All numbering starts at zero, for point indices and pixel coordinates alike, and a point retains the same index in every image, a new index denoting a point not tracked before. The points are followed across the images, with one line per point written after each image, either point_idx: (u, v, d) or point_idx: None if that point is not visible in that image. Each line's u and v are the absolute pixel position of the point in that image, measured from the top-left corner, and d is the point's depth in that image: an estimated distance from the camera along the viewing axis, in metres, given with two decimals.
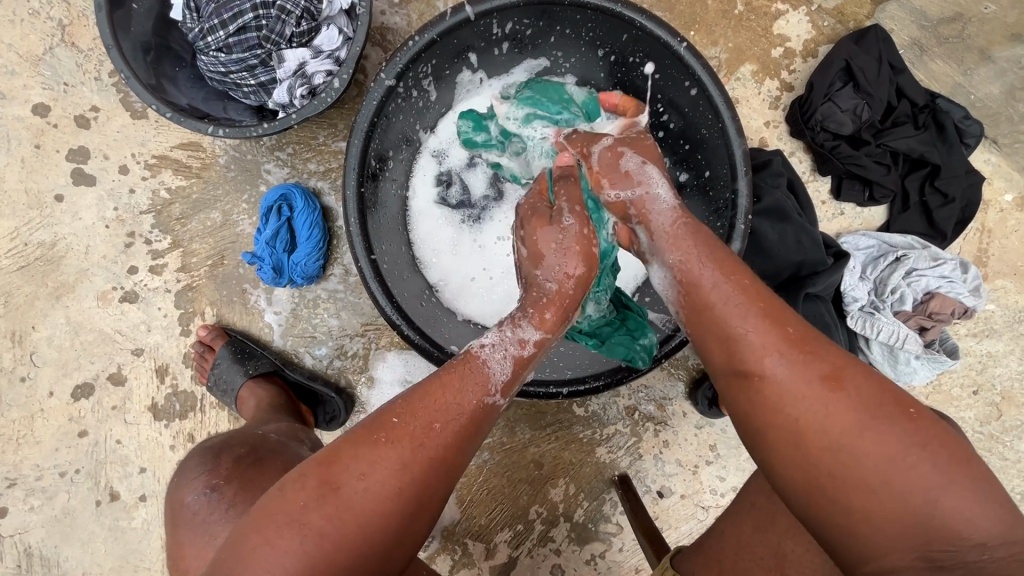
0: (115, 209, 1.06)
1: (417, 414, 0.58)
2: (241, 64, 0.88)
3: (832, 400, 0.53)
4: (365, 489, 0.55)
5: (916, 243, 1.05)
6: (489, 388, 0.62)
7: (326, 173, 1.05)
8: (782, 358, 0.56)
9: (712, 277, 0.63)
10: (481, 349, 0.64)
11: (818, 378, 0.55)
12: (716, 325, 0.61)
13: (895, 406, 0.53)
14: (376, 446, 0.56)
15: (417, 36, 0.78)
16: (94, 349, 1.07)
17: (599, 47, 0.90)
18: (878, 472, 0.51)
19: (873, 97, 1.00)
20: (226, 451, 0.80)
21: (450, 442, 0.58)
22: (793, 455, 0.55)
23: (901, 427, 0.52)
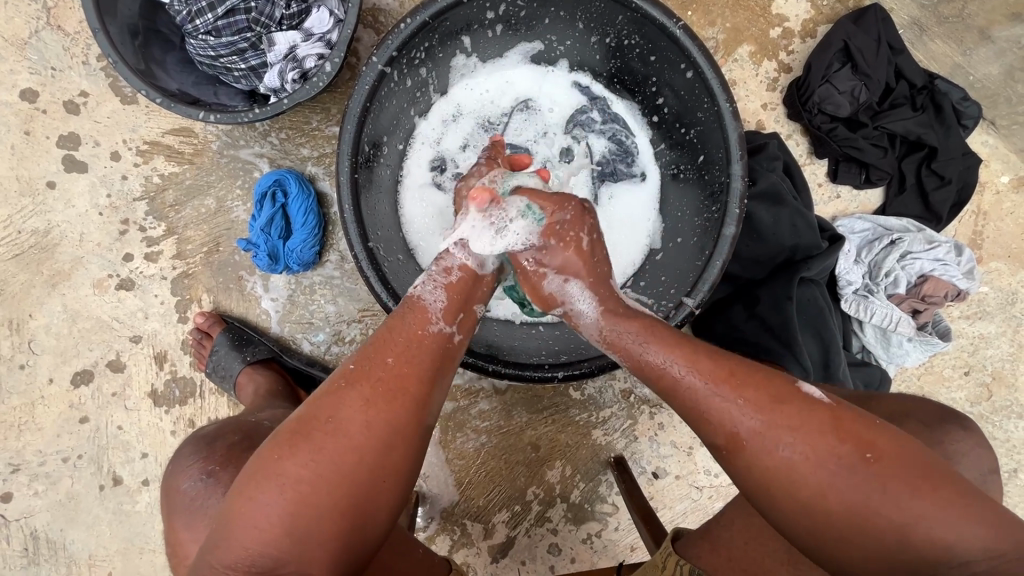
0: (108, 196, 1.05)
1: (377, 358, 0.62)
2: (231, 48, 0.87)
3: (802, 462, 0.55)
4: (338, 430, 0.58)
5: (911, 226, 1.05)
6: (428, 316, 0.66)
7: (320, 158, 1.05)
8: (747, 417, 0.57)
9: (661, 356, 0.63)
10: (416, 290, 0.70)
11: (788, 440, 0.55)
12: (679, 399, 0.61)
13: (864, 456, 0.53)
14: (342, 392, 0.60)
15: (409, 18, 0.77)
16: (92, 336, 1.07)
17: (595, 29, 0.88)
18: (862, 518, 0.53)
19: (871, 78, 1.00)
20: (221, 438, 0.80)
21: (411, 372, 0.62)
22: (793, 522, 0.56)
23: (875, 477, 0.53)
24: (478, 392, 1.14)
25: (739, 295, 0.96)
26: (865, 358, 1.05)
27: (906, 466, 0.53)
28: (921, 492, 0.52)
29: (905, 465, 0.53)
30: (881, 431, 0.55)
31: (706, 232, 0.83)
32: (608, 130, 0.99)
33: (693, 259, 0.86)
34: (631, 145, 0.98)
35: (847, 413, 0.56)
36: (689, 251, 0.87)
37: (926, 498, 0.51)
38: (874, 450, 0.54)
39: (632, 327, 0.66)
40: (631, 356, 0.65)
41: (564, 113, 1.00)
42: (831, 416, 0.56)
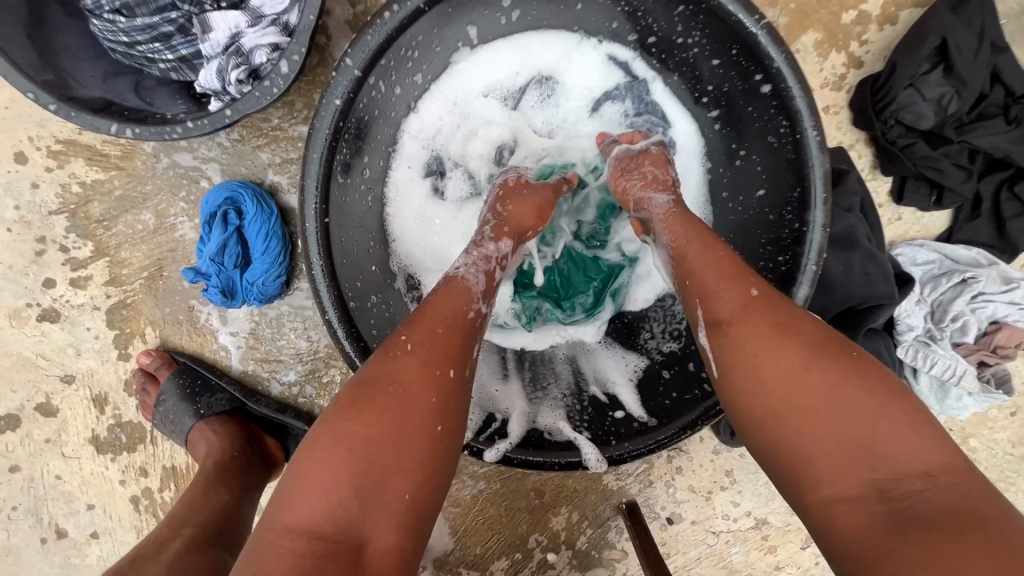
0: (16, 208, 0.84)
1: (420, 327, 0.52)
2: (151, 33, 0.65)
3: (769, 339, 0.49)
4: (397, 396, 0.48)
5: (981, 259, 0.92)
6: (472, 295, 0.57)
7: (283, 165, 0.84)
8: (716, 284, 0.53)
9: (684, 239, 0.58)
10: (459, 270, 0.59)
11: (738, 305, 0.52)
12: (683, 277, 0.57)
13: (775, 326, 0.50)
14: (385, 361, 0.50)
15: (397, 4, 0.58)
16: (14, 375, 0.90)
17: (645, 16, 0.69)
18: (778, 383, 0.48)
19: (966, 84, 0.80)
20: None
21: (454, 344, 0.52)
22: (736, 399, 0.51)
23: (784, 342, 0.49)
24: None
25: None
26: None
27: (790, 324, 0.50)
28: (798, 339, 0.49)
29: (807, 330, 0.50)
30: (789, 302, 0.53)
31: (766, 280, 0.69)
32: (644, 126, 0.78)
33: None
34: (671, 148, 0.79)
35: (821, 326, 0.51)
36: None
37: (817, 355, 0.48)
38: (782, 313, 0.51)
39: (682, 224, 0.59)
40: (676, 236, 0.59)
41: (591, 96, 0.81)
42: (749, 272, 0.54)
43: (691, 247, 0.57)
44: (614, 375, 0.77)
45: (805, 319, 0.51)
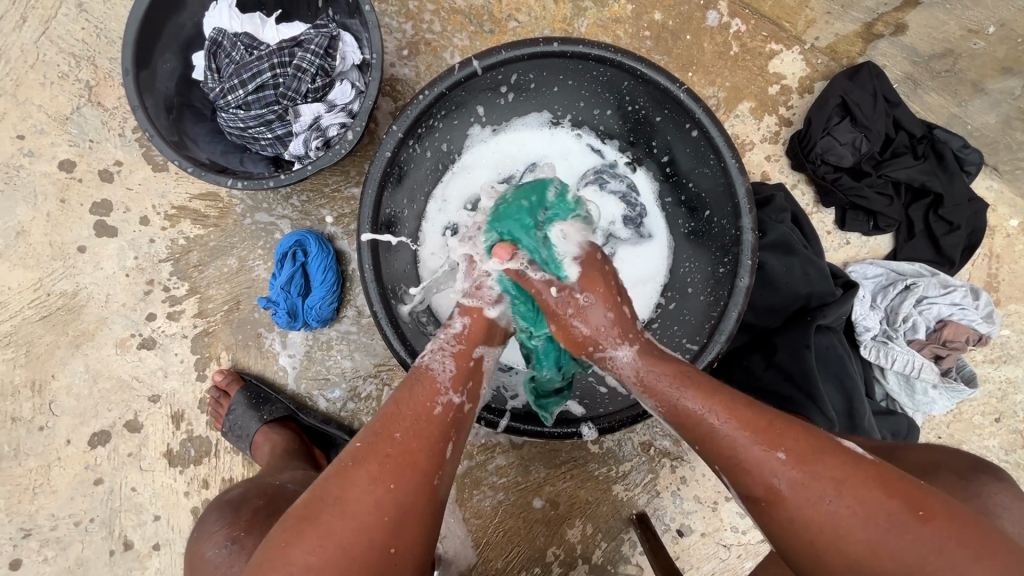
0: (135, 258, 1.09)
1: (382, 436, 0.61)
2: (260, 120, 0.93)
3: (847, 517, 0.52)
4: (346, 513, 0.56)
5: (924, 271, 1.06)
6: (439, 387, 0.65)
7: (340, 218, 1.08)
8: (743, 453, 0.57)
9: (703, 409, 0.60)
10: (425, 360, 0.68)
11: (784, 475, 0.55)
12: (714, 448, 0.59)
13: (830, 491, 0.54)
14: (348, 473, 0.58)
15: (427, 90, 0.80)
16: (112, 396, 1.08)
17: (599, 92, 0.91)
18: (850, 563, 0.52)
19: (871, 130, 1.02)
20: (246, 502, 0.82)
21: (420, 448, 0.60)
22: (806, 562, 0.55)
23: (837, 512, 0.53)
24: (496, 447, 1.11)
25: (757, 345, 0.97)
26: (890, 407, 1.03)
27: (807, 447, 0.57)
28: (859, 506, 0.53)
29: (836, 466, 0.55)
30: (786, 420, 0.59)
31: (720, 284, 0.85)
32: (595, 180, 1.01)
33: (708, 311, 0.86)
34: (642, 206, 1.00)
35: (894, 474, 0.54)
36: (701, 306, 0.88)
37: (862, 494, 0.53)
38: (827, 476, 0.54)
39: (669, 372, 0.64)
40: (667, 401, 0.63)
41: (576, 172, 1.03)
42: (761, 417, 0.59)
43: (708, 417, 0.60)
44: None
45: (857, 476, 0.54)
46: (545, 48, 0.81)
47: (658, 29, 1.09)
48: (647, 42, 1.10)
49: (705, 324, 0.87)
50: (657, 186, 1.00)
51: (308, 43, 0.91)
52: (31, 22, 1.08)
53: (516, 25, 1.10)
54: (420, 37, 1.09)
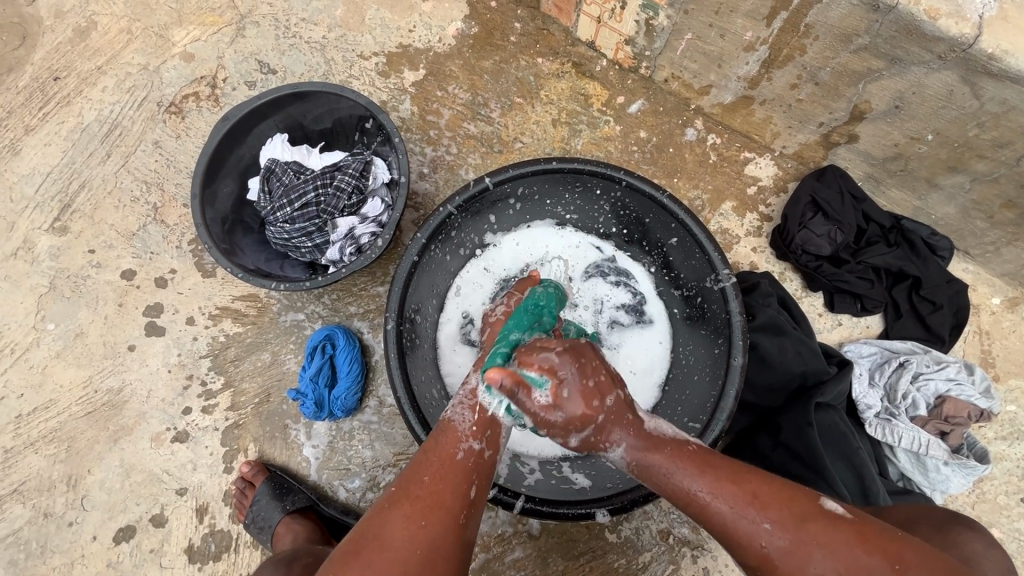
0: (178, 355, 1.19)
1: (412, 479, 0.66)
2: (302, 232, 1.07)
3: (835, 575, 0.57)
4: (385, 546, 0.60)
5: (917, 348, 1.11)
6: (459, 436, 0.69)
7: (365, 314, 1.19)
8: (733, 521, 0.61)
9: (690, 482, 0.64)
10: (448, 413, 0.73)
11: (769, 540, 0.60)
12: (708, 520, 0.63)
13: (813, 553, 0.58)
14: (385, 513, 0.62)
15: (446, 203, 0.94)
16: (142, 490, 1.13)
17: (592, 197, 1.04)
18: None
19: (843, 222, 1.14)
20: (298, 559, 0.87)
21: (445, 489, 0.64)
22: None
23: (821, 572, 0.57)
24: (512, 538, 1.10)
25: (762, 424, 1.01)
26: (907, 486, 1.04)
27: (794, 508, 0.61)
28: (845, 566, 0.57)
29: (819, 530, 0.59)
30: (772, 485, 0.64)
31: (716, 365, 0.91)
32: (597, 272, 1.12)
33: (709, 390, 0.91)
34: (640, 293, 1.09)
35: (869, 528, 0.60)
36: (702, 387, 0.94)
37: (843, 553, 0.57)
38: (809, 538, 0.59)
39: (660, 455, 0.67)
40: (662, 483, 0.66)
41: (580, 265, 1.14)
42: (737, 481, 0.64)
43: (708, 493, 0.63)
44: None
45: (838, 532, 0.59)
46: (547, 166, 0.95)
47: (644, 144, 1.27)
48: (636, 155, 1.26)
49: (707, 403, 0.91)
50: (649, 274, 1.10)
51: (347, 168, 1.08)
52: (114, 158, 1.29)
53: (521, 145, 1.28)
54: (440, 158, 1.27)
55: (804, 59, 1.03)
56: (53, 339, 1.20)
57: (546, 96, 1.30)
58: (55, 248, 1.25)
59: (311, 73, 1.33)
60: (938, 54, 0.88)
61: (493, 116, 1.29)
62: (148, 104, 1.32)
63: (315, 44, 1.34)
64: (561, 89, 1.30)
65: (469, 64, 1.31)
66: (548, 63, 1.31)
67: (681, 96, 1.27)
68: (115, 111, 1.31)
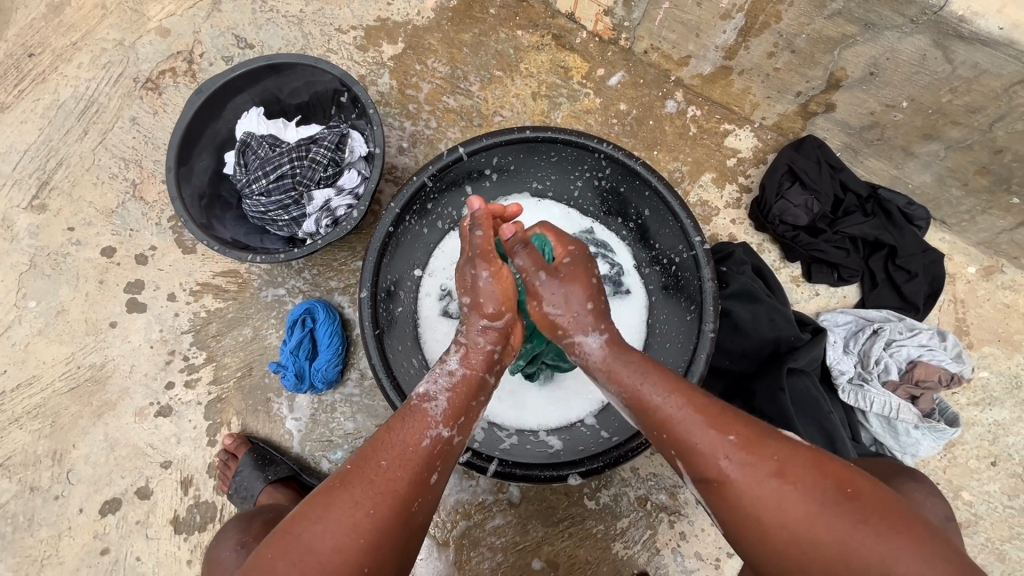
0: (160, 331, 1.19)
1: (370, 461, 0.65)
2: (279, 204, 1.07)
3: (791, 496, 0.57)
4: (325, 531, 0.59)
5: (891, 316, 1.13)
6: (428, 421, 0.69)
7: (346, 288, 1.19)
8: (695, 435, 0.62)
9: (660, 395, 0.66)
10: (420, 394, 0.72)
11: (732, 457, 0.60)
12: (672, 433, 0.64)
13: (771, 471, 0.59)
14: (335, 492, 0.62)
15: (420, 173, 0.94)
16: (127, 463, 1.14)
17: (566, 166, 1.04)
18: (793, 538, 0.56)
19: (820, 192, 1.14)
20: (247, 519, 0.94)
21: (403, 476, 0.64)
22: (750, 546, 0.59)
23: (774, 487, 0.58)
24: (493, 506, 1.12)
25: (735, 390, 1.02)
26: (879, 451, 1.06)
27: (758, 431, 0.63)
28: (795, 484, 0.58)
29: (779, 449, 0.61)
30: (728, 407, 0.65)
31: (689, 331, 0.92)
32: None
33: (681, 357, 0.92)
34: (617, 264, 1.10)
35: (826, 457, 0.61)
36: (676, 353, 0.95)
37: (798, 476, 0.58)
38: (769, 458, 0.60)
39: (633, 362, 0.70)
40: (629, 387, 0.69)
41: None
42: (702, 399, 0.65)
43: (666, 403, 0.65)
44: (580, 411, 1.00)
45: (791, 454, 0.60)
46: (520, 135, 0.95)
47: (623, 116, 1.26)
48: (616, 127, 1.26)
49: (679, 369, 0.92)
50: (626, 244, 1.10)
51: (322, 140, 1.08)
52: (91, 134, 1.28)
53: (501, 118, 1.28)
54: (419, 132, 1.27)
55: (779, 26, 1.03)
56: (34, 316, 1.20)
57: (526, 69, 1.29)
58: (34, 225, 1.24)
59: (289, 48, 1.32)
60: (910, 17, 0.88)
61: (472, 90, 1.28)
62: (125, 80, 1.30)
63: (292, 18, 1.33)
64: (541, 61, 1.29)
65: (448, 37, 1.30)
66: (527, 35, 1.30)
67: (661, 68, 1.26)
68: (92, 87, 1.30)
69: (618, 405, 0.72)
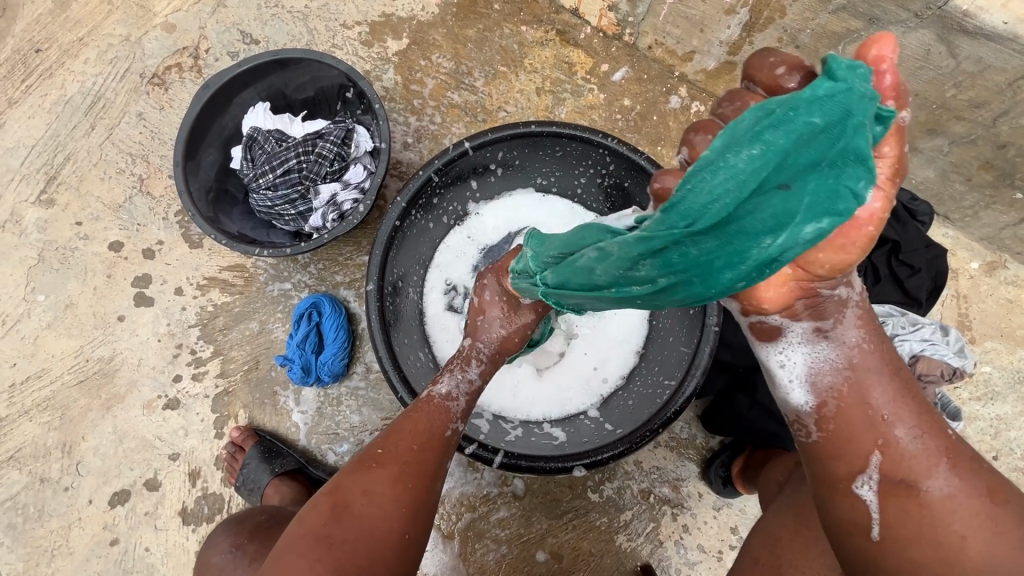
0: (167, 325, 1.20)
1: (400, 445, 0.71)
2: (285, 199, 1.08)
3: (989, 534, 0.55)
4: (368, 503, 0.66)
5: (894, 311, 1.13)
6: (450, 416, 0.75)
7: (351, 283, 1.20)
8: (907, 437, 0.58)
9: (886, 389, 0.59)
10: (437, 387, 0.77)
11: (945, 472, 0.57)
12: (876, 431, 0.59)
13: (984, 497, 0.56)
14: (372, 471, 0.68)
15: (425, 167, 0.94)
16: (135, 455, 1.15)
17: (570, 162, 1.05)
18: (980, 567, 0.54)
19: None
20: (250, 517, 0.94)
21: (429, 459, 0.71)
22: (918, 554, 0.56)
23: (983, 513, 0.55)
24: (497, 498, 1.13)
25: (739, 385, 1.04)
26: None
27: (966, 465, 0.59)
28: (1002, 520, 0.55)
29: (986, 484, 0.57)
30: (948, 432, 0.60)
31: (692, 324, 0.92)
32: None
33: (683, 349, 0.92)
34: None
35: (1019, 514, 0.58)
36: (676, 344, 0.95)
37: (1003, 517, 0.55)
38: (980, 484, 0.57)
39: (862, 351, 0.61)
40: (861, 375, 0.60)
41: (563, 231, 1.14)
42: (924, 404, 0.60)
43: (889, 403, 0.59)
44: (583, 403, 1.01)
45: (1000, 496, 0.57)
46: (525, 130, 0.96)
47: (628, 112, 1.27)
48: (621, 123, 1.27)
49: (682, 361, 0.92)
50: None
51: (329, 135, 1.08)
52: (98, 130, 1.29)
53: (505, 114, 1.28)
54: (424, 127, 1.28)
55: (784, 21, 1.03)
56: (43, 310, 1.21)
57: (530, 65, 1.29)
58: (43, 220, 1.25)
59: (294, 44, 1.32)
60: (915, 12, 0.88)
61: (477, 85, 1.29)
62: (131, 75, 1.31)
63: (298, 14, 1.33)
64: (546, 57, 1.29)
65: (452, 33, 1.30)
66: (531, 31, 1.30)
67: (665, 64, 1.26)
68: (98, 82, 1.31)
69: (800, 367, 0.61)
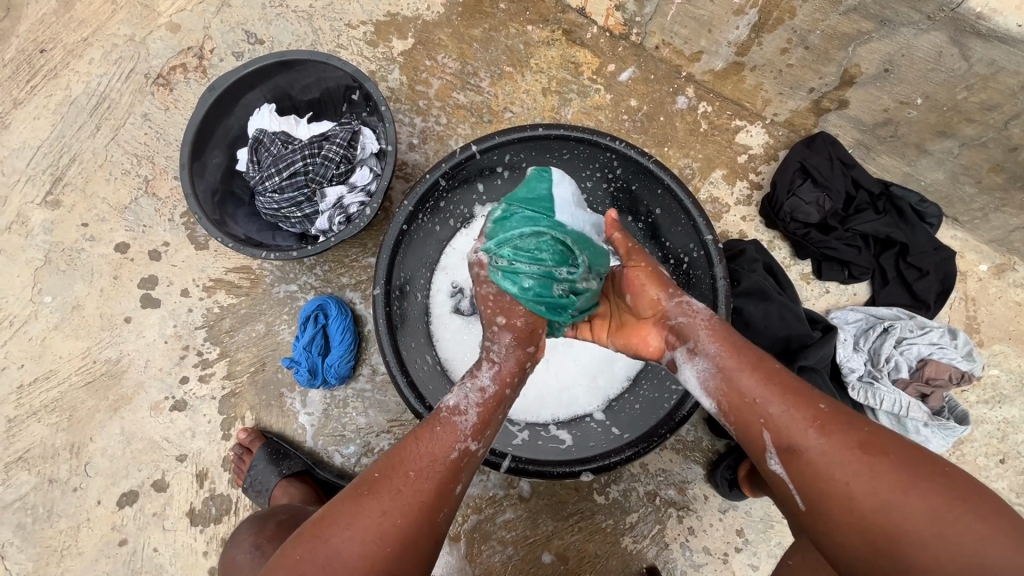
0: (174, 326, 1.21)
1: (398, 471, 0.67)
2: (292, 201, 1.08)
3: (873, 483, 0.56)
4: (352, 534, 0.62)
5: (902, 314, 1.13)
6: (459, 434, 0.70)
7: (357, 284, 1.20)
8: (774, 407, 0.64)
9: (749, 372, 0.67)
10: (450, 404, 0.73)
11: (814, 436, 0.60)
12: (749, 412, 0.65)
13: (859, 443, 0.59)
14: (362, 500, 0.65)
15: (432, 171, 0.94)
16: (143, 456, 1.16)
17: (577, 164, 1.04)
18: (877, 521, 0.56)
19: (831, 189, 1.14)
20: (273, 516, 0.95)
21: (429, 488, 0.66)
22: (821, 521, 0.59)
23: (865, 461, 0.58)
24: (503, 500, 1.13)
25: None
26: None
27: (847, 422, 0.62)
28: (888, 459, 0.57)
29: (867, 436, 0.60)
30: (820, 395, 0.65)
31: None
32: None
33: None
34: None
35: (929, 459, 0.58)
36: None
37: (884, 463, 0.57)
38: (856, 434, 0.60)
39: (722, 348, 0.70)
40: (719, 367, 0.68)
41: None
42: (789, 380, 0.66)
43: (756, 385, 0.66)
44: (590, 406, 1.01)
45: (885, 439, 0.59)
46: (532, 133, 0.95)
47: (634, 113, 1.26)
48: (627, 123, 1.26)
49: None
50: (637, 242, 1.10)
51: (334, 138, 1.08)
52: (103, 131, 1.29)
53: (511, 115, 1.28)
54: (429, 128, 1.27)
55: (793, 22, 1.02)
56: (50, 312, 1.22)
57: (536, 65, 1.28)
58: (49, 221, 1.25)
59: (299, 44, 1.32)
60: (927, 14, 0.88)
61: (482, 85, 1.28)
62: (136, 76, 1.31)
63: (302, 13, 1.32)
64: (551, 57, 1.29)
65: (457, 32, 1.29)
66: (537, 31, 1.29)
67: (672, 64, 1.25)
68: (103, 83, 1.30)
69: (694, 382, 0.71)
